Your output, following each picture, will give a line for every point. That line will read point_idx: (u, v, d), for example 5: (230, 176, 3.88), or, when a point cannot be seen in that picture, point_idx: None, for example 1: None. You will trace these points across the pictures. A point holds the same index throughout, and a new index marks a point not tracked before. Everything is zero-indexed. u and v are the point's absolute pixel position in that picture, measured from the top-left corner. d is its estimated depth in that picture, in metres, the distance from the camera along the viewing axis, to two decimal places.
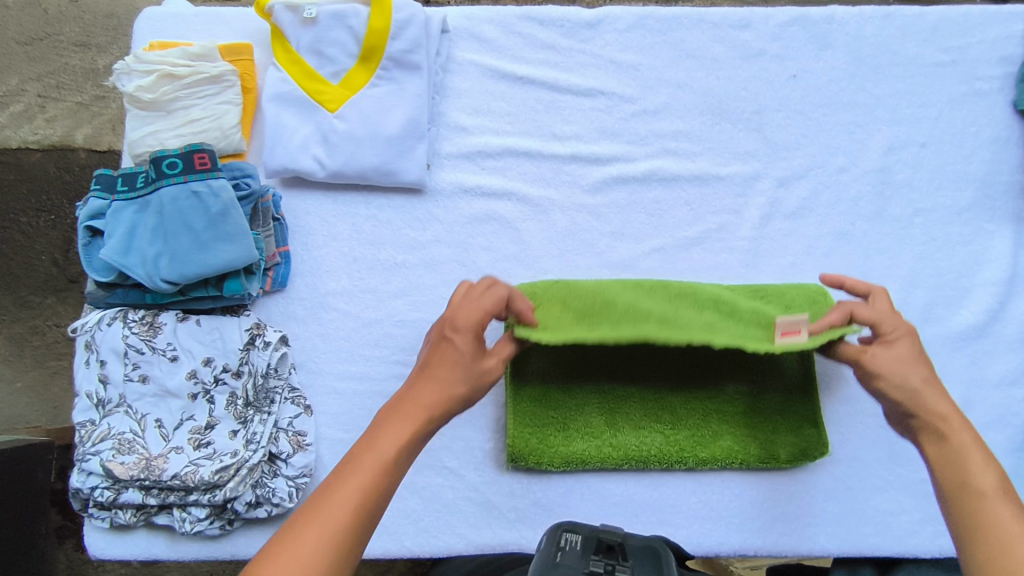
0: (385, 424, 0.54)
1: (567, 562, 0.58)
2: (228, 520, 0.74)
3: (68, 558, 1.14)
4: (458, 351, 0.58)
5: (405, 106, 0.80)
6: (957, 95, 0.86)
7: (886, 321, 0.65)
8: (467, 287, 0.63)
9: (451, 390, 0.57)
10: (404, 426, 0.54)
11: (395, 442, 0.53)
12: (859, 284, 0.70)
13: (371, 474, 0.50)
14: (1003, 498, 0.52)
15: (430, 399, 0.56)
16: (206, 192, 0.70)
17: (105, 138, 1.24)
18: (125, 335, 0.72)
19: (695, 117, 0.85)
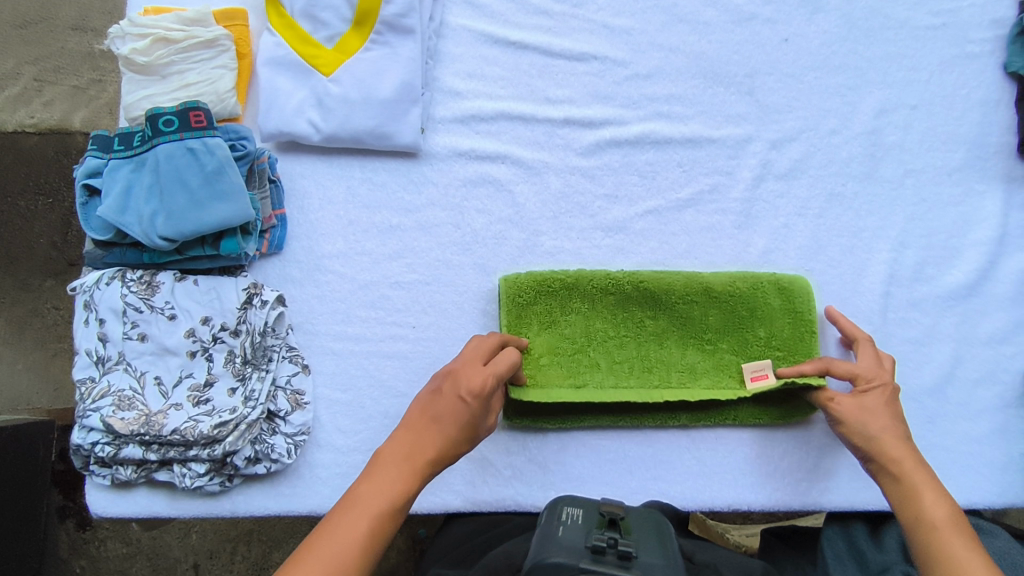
0: (387, 469, 0.61)
1: (567, 533, 0.59)
2: (228, 476, 0.75)
3: (71, 537, 1.17)
4: (461, 408, 0.64)
5: (400, 69, 0.80)
6: (949, 57, 0.86)
7: (865, 373, 0.73)
8: (474, 348, 0.70)
9: (456, 446, 0.63)
10: (391, 477, 0.60)
11: (397, 491, 0.59)
12: (851, 329, 0.78)
13: (359, 525, 0.56)
14: (954, 530, 0.59)
15: (433, 448, 0.62)
16: (202, 150, 0.71)
17: (102, 121, 1.24)
18: (124, 294, 0.73)
19: (687, 81, 0.85)
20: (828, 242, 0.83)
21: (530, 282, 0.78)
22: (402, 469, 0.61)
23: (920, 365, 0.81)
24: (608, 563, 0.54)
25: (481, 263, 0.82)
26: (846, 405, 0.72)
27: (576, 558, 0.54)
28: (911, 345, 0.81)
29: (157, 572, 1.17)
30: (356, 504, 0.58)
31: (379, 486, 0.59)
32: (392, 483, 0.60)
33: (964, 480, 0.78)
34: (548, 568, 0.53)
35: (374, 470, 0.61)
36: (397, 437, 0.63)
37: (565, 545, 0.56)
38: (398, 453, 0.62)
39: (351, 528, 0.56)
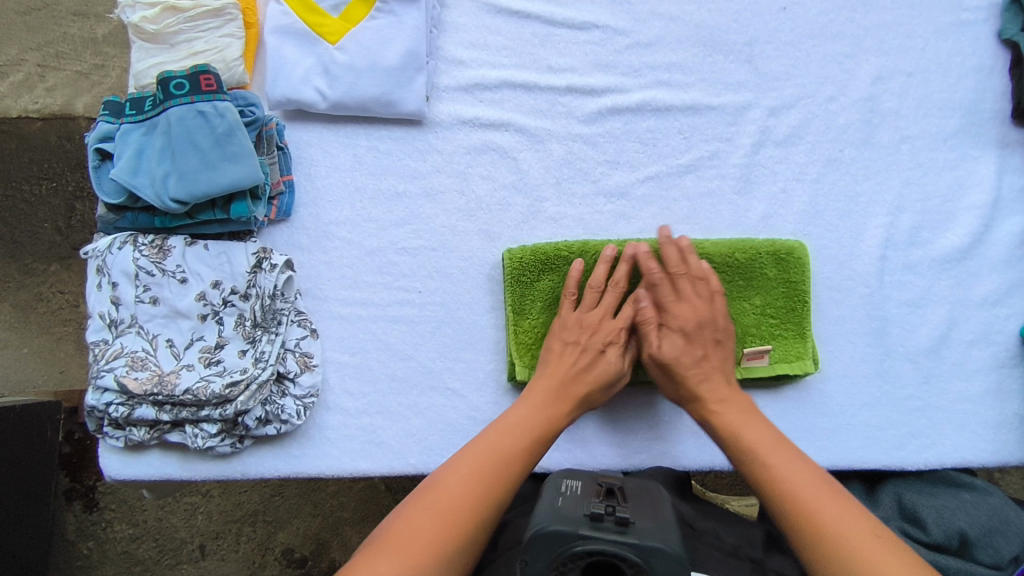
0: (509, 431, 0.67)
1: (566, 503, 0.59)
2: (239, 438, 0.77)
3: (78, 519, 1.19)
4: (604, 362, 0.74)
5: (404, 37, 0.82)
6: (943, 25, 0.87)
7: (676, 321, 0.75)
8: (607, 300, 0.76)
9: (597, 392, 0.74)
10: (542, 411, 0.70)
11: (544, 423, 0.69)
12: (673, 252, 0.76)
13: (513, 448, 0.65)
14: (775, 448, 0.65)
15: (575, 397, 0.72)
16: (212, 113, 0.72)
17: None
18: (136, 257, 0.75)
19: (687, 49, 0.87)
20: (827, 207, 0.84)
21: (530, 259, 0.79)
22: (538, 422, 0.69)
23: (916, 327, 0.82)
24: (606, 531, 0.55)
25: (486, 229, 0.83)
26: (664, 360, 0.74)
27: (576, 527, 0.55)
28: (908, 306, 0.83)
29: (164, 552, 1.19)
30: (507, 430, 0.67)
31: (496, 447, 0.65)
32: (509, 442, 0.66)
33: (958, 438, 0.80)
34: (548, 536, 0.54)
35: (488, 438, 0.66)
36: (531, 393, 0.72)
37: (564, 515, 0.57)
38: (538, 403, 0.71)
39: (467, 486, 0.61)
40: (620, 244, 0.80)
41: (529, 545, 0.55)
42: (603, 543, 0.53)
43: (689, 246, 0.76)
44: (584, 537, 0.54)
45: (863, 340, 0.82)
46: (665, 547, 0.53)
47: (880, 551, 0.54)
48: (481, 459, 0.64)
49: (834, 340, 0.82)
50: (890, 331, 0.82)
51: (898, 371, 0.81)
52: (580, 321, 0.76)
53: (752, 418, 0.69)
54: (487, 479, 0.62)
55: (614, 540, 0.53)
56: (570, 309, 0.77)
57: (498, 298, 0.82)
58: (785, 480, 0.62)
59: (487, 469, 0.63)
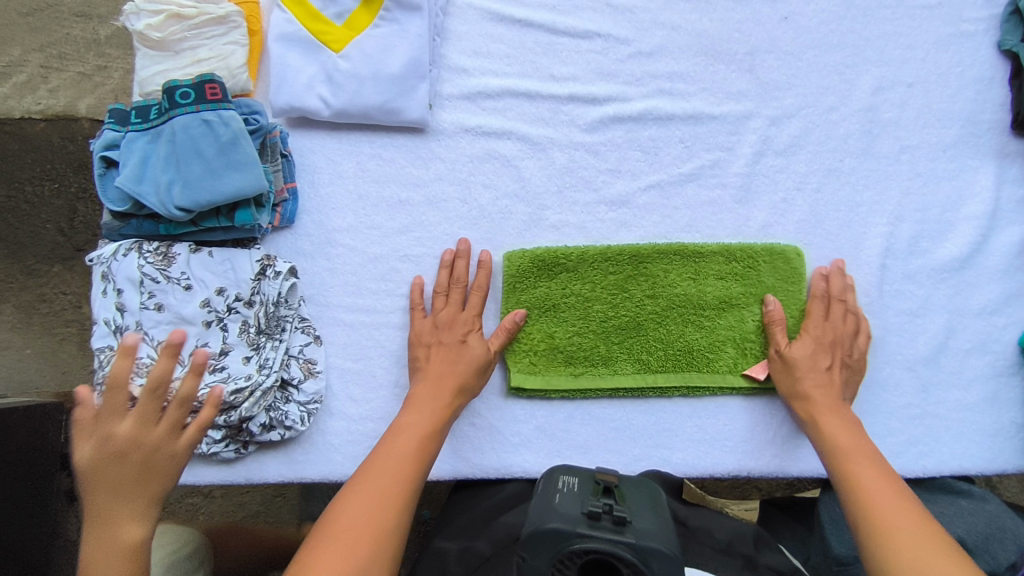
0: (402, 438, 0.70)
1: (564, 500, 0.59)
2: (243, 443, 0.77)
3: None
4: (469, 349, 0.77)
5: (407, 46, 0.82)
6: (944, 36, 0.88)
7: (818, 331, 0.78)
8: (450, 295, 0.80)
9: (470, 386, 0.76)
10: (428, 405, 0.73)
11: (434, 417, 0.72)
12: (836, 285, 0.81)
13: (418, 447, 0.69)
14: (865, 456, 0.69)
15: (446, 394, 0.74)
16: (217, 121, 0.73)
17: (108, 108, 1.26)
18: (141, 264, 0.75)
19: (689, 58, 0.87)
20: (827, 216, 0.85)
21: (525, 265, 0.81)
22: (428, 422, 0.72)
23: (914, 336, 0.83)
24: (604, 529, 0.55)
25: (488, 237, 0.84)
26: (792, 357, 0.77)
27: (574, 525, 0.55)
28: (906, 316, 0.83)
29: None
30: (404, 430, 0.71)
31: (397, 455, 0.68)
32: (409, 446, 0.69)
33: (956, 447, 0.80)
34: (546, 534, 0.54)
35: (382, 452, 0.68)
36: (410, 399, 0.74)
37: (562, 513, 0.57)
38: (420, 409, 0.73)
39: (382, 500, 0.63)
40: (618, 254, 0.82)
41: (528, 543, 0.55)
42: (601, 541, 0.53)
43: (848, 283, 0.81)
44: (583, 535, 0.54)
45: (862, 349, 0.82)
46: (661, 547, 0.54)
47: (935, 549, 0.58)
48: (381, 475, 0.65)
49: None
50: (888, 340, 0.83)
51: (896, 379, 0.82)
52: (434, 324, 0.78)
53: (852, 428, 0.73)
54: (389, 488, 0.64)
55: (611, 538, 0.54)
56: (422, 316, 0.79)
57: (499, 306, 0.83)
58: (869, 485, 0.66)
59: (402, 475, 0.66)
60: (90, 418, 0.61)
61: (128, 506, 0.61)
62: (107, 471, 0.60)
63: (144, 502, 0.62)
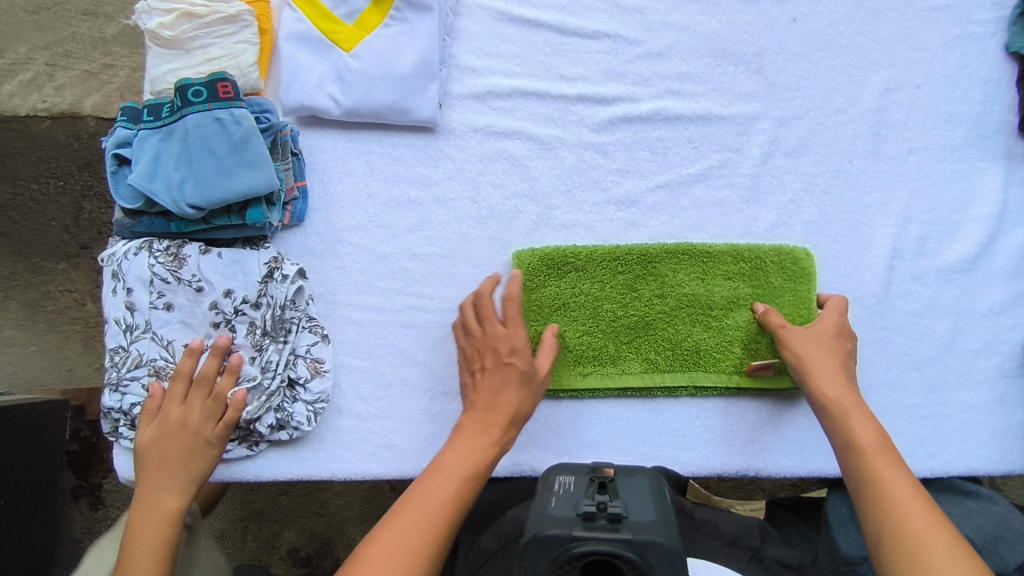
0: (441, 476, 0.65)
1: (559, 502, 0.57)
2: (253, 442, 0.78)
3: (85, 517, 1.21)
4: (518, 373, 0.73)
5: (417, 45, 0.82)
6: (952, 38, 0.88)
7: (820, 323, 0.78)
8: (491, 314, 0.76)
9: (519, 413, 0.72)
10: (473, 441, 0.69)
11: (477, 454, 0.68)
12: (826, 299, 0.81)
13: (454, 483, 0.65)
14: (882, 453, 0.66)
15: (494, 424, 0.70)
16: (229, 120, 0.73)
17: (114, 106, 1.26)
18: (151, 264, 0.75)
19: (698, 59, 0.88)
20: (835, 217, 0.85)
21: (536, 263, 0.81)
22: (471, 459, 0.67)
23: (921, 336, 0.83)
24: (600, 528, 0.53)
25: (497, 236, 0.84)
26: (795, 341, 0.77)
27: (570, 528, 0.52)
28: (914, 316, 0.83)
29: None
30: (443, 467, 0.66)
31: (437, 490, 0.64)
32: (451, 481, 0.65)
33: (963, 447, 0.80)
34: (541, 542, 0.52)
35: (423, 483, 0.64)
36: (458, 429, 0.70)
37: (557, 516, 0.55)
38: (464, 445, 0.68)
39: (407, 539, 0.60)
40: (627, 254, 0.82)
41: (526, 551, 0.52)
42: (599, 542, 0.51)
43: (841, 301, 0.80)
44: (579, 538, 0.51)
45: (869, 350, 0.83)
46: (660, 540, 0.51)
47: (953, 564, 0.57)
48: (416, 508, 0.62)
49: None
50: (896, 340, 0.83)
51: (903, 380, 0.82)
52: (483, 346, 0.75)
53: (867, 418, 0.70)
54: (421, 523, 0.61)
55: (609, 538, 0.51)
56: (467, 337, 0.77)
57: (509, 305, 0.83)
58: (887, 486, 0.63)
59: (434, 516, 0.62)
60: (156, 406, 0.72)
61: (170, 482, 0.70)
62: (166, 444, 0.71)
63: (183, 479, 0.70)
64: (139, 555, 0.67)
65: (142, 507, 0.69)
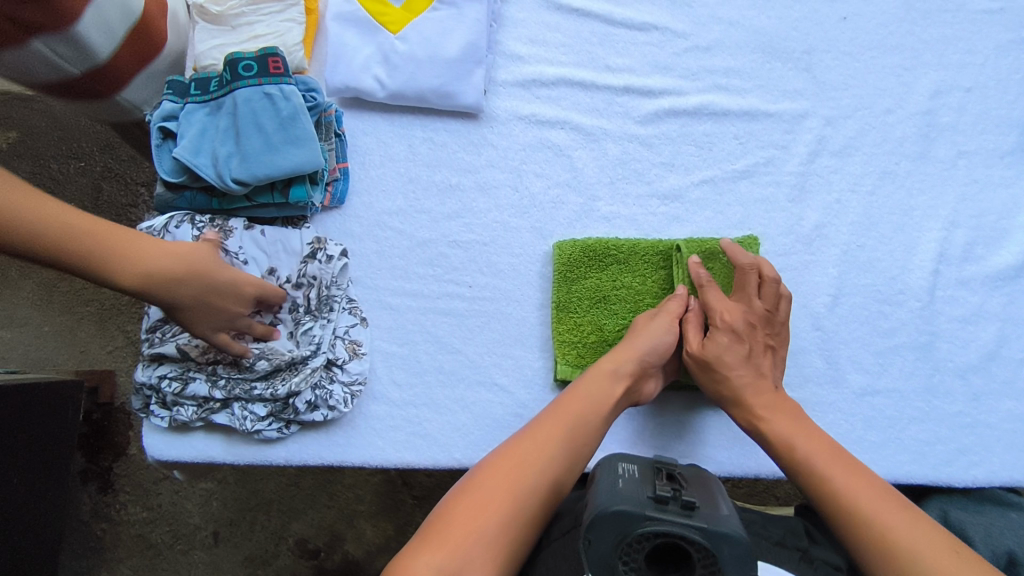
0: (563, 409, 0.67)
1: (628, 484, 0.57)
2: (286, 423, 0.76)
3: (93, 500, 1.20)
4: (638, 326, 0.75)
5: (464, 30, 0.82)
6: (1005, 42, 0.87)
7: (715, 347, 0.73)
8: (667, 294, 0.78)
9: (650, 348, 0.72)
10: (596, 379, 0.70)
11: (591, 394, 0.68)
12: (715, 298, 0.75)
13: (568, 415, 0.66)
14: (827, 454, 0.65)
15: (612, 360, 0.71)
16: (279, 95, 0.73)
17: None
18: (195, 235, 0.74)
19: (746, 55, 0.87)
20: (881, 219, 0.84)
21: (578, 254, 0.80)
22: (584, 399, 0.68)
23: (965, 343, 0.81)
24: (673, 512, 0.54)
25: (538, 226, 0.83)
26: (732, 387, 0.72)
27: (643, 508, 0.54)
28: (959, 322, 0.82)
29: (178, 537, 1.19)
30: (567, 401, 0.68)
31: (540, 446, 0.62)
32: (544, 444, 0.63)
33: (1007, 456, 0.78)
34: (615, 516, 0.53)
35: (514, 445, 0.62)
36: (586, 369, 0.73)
37: (629, 493, 0.56)
38: (583, 390, 0.69)
39: (518, 466, 0.60)
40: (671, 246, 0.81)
41: (596, 524, 0.54)
42: (671, 525, 0.53)
43: (698, 260, 0.77)
44: (652, 518, 0.53)
45: (911, 355, 0.81)
46: (733, 530, 0.53)
47: (943, 554, 0.55)
48: (495, 481, 0.59)
49: (885, 353, 0.81)
50: (939, 346, 0.81)
51: (946, 387, 0.80)
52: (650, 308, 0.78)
53: (786, 415, 0.70)
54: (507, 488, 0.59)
55: (681, 522, 0.53)
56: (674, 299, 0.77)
57: (548, 296, 0.82)
58: (849, 489, 0.62)
59: (545, 443, 0.63)
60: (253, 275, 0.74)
61: (192, 269, 0.67)
62: (228, 274, 0.70)
63: (189, 277, 0.67)
64: (127, 247, 0.65)
65: (174, 246, 0.68)
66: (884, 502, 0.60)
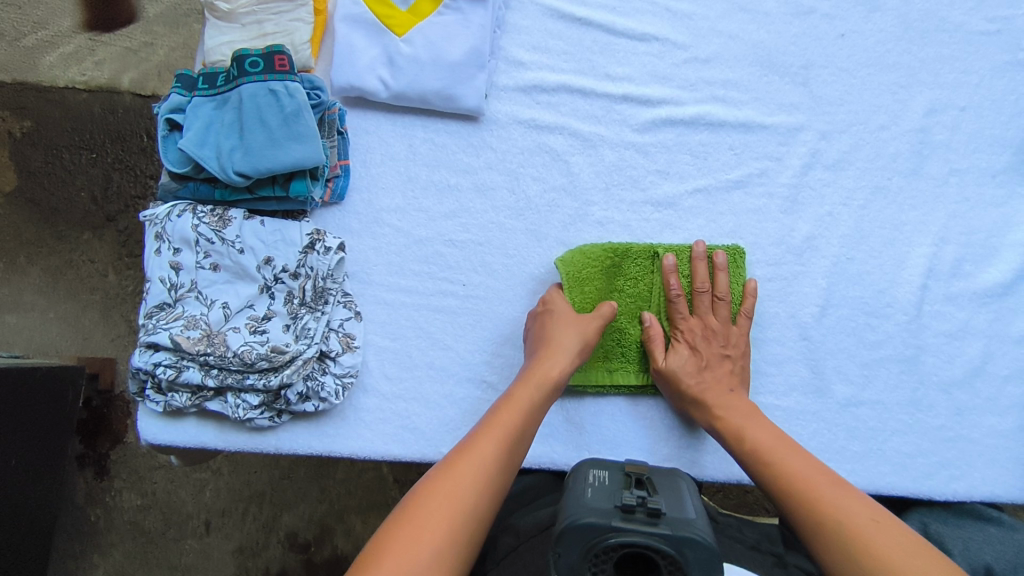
0: (497, 419, 0.67)
1: (595, 494, 0.60)
2: (278, 412, 0.78)
3: (88, 485, 1.21)
4: (551, 324, 0.77)
5: (468, 35, 0.84)
6: (1000, 64, 0.88)
7: (677, 358, 0.78)
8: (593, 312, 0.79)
9: (582, 354, 0.76)
10: (528, 390, 0.71)
11: (524, 404, 0.69)
12: (680, 309, 0.80)
13: (502, 425, 0.66)
14: (775, 444, 0.69)
15: (551, 364, 0.73)
16: (283, 92, 0.75)
17: (151, 82, 1.29)
18: (195, 224, 0.77)
19: (744, 68, 0.88)
20: (871, 232, 0.85)
21: (580, 263, 0.81)
22: (518, 407, 0.69)
23: (951, 358, 0.82)
24: (638, 521, 0.55)
25: (533, 228, 0.84)
26: (695, 393, 0.76)
27: (608, 519, 0.55)
28: (945, 337, 0.83)
29: (170, 525, 1.21)
30: (499, 412, 0.68)
31: (478, 456, 0.62)
32: (494, 449, 0.63)
33: (989, 472, 0.79)
34: (582, 529, 0.55)
35: (451, 464, 0.62)
36: (525, 372, 0.73)
37: (595, 506, 0.57)
38: (516, 401, 0.69)
39: (457, 482, 0.60)
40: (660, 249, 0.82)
41: (563, 537, 0.55)
42: (636, 534, 0.54)
43: (671, 266, 0.81)
44: (618, 529, 0.54)
45: (897, 368, 0.82)
46: (697, 536, 0.54)
47: (876, 530, 0.58)
48: (449, 487, 0.59)
49: (871, 365, 0.82)
50: (925, 359, 0.82)
51: (930, 401, 0.81)
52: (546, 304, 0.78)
53: (741, 411, 0.74)
54: (460, 494, 0.59)
55: (646, 530, 0.54)
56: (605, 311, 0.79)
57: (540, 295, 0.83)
58: (795, 473, 0.65)
59: (483, 459, 0.62)
60: None
61: None
62: None
63: None
64: None
65: None
66: (828, 485, 0.64)
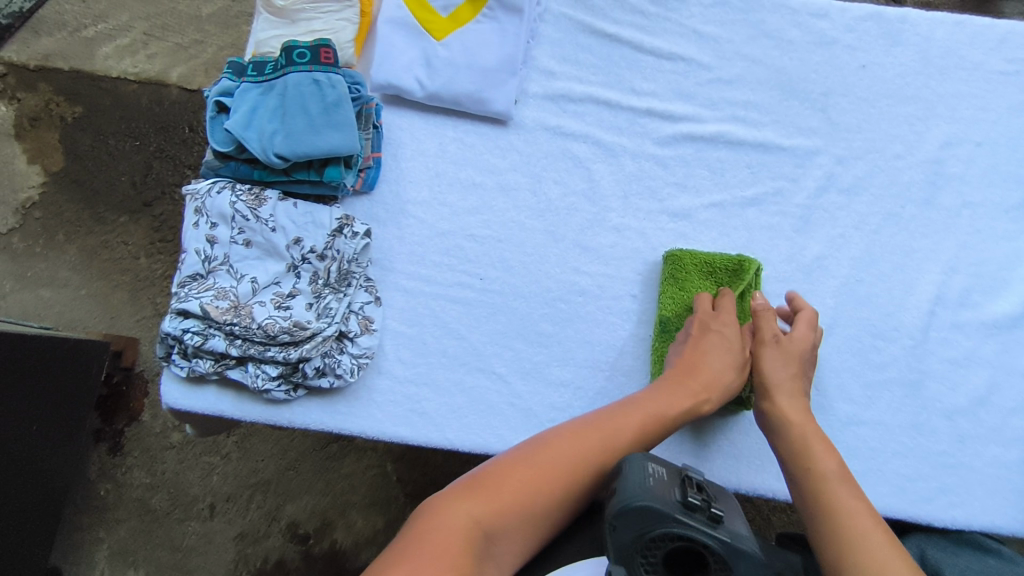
0: (636, 412, 0.71)
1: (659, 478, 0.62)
2: (294, 386, 0.81)
3: (101, 460, 1.25)
4: (714, 346, 0.78)
5: (502, 44, 0.89)
6: (1018, 103, 0.91)
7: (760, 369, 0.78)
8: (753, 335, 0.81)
9: (730, 389, 0.78)
10: (675, 399, 0.74)
11: (667, 411, 0.73)
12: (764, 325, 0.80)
13: (643, 424, 0.70)
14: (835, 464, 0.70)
15: (706, 395, 0.76)
16: (326, 83, 0.81)
17: (197, 78, 1.36)
18: (233, 201, 0.81)
19: (765, 91, 0.92)
20: (881, 257, 0.87)
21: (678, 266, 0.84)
22: (660, 413, 0.72)
23: (956, 385, 0.83)
24: (698, 520, 0.59)
25: (551, 229, 0.88)
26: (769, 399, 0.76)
27: (673, 511, 0.58)
28: (951, 364, 0.84)
29: (175, 505, 1.24)
30: (642, 406, 0.72)
31: (612, 437, 0.68)
32: (628, 441, 0.68)
33: (989, 501, 0.79)
34: (646, 512, 0.57)
35: (584, 427, 0.67)
36: (679, 376, 0.76)
37: (660, 492, 0.60)
38: (660, 403, 0.73)
39: (583, 448, 0.66)
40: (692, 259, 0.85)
41: (626, 515, 0.58)
42: (695, 532, 0.58)
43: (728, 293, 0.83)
44: (680, 521, 0.58)
45: (901, 391, 0.83)
46: (748, 548, 0.59)
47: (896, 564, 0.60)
48: (576, 450, 0.65)
49: (875, 386, 0.83)
50: (929, 385, 0.83)
51: (932, 426, 0.82)
52: (713, 323, 0.80)
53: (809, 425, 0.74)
54: (586, 463, 0.65)
55: (705, 531, 0.58)
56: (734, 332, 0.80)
57: (558, 290, 0.86)
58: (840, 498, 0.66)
59: (614, 444, 0.67)
60: None
61: None
62: None
63: None
64: None
65: None
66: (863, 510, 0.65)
